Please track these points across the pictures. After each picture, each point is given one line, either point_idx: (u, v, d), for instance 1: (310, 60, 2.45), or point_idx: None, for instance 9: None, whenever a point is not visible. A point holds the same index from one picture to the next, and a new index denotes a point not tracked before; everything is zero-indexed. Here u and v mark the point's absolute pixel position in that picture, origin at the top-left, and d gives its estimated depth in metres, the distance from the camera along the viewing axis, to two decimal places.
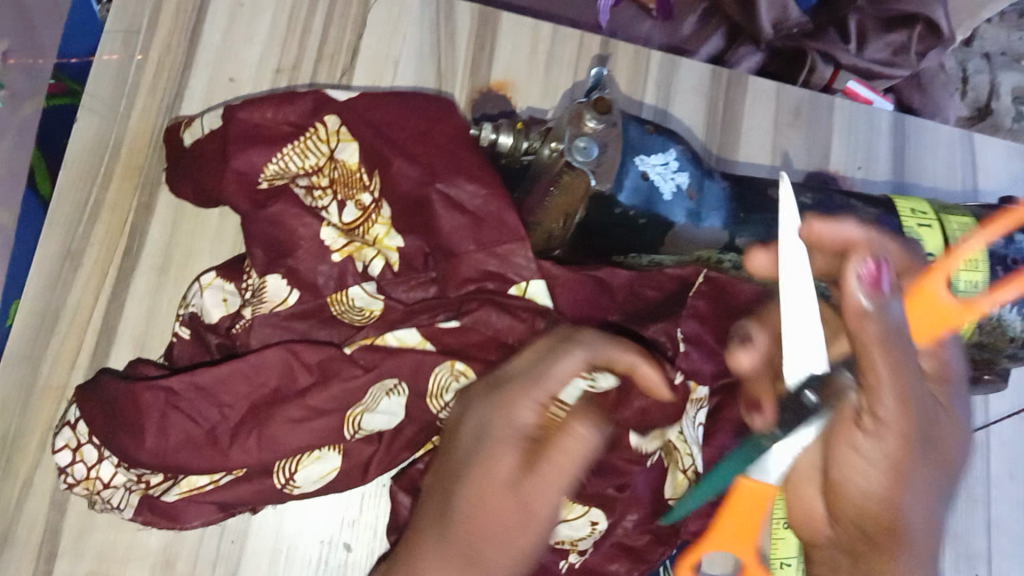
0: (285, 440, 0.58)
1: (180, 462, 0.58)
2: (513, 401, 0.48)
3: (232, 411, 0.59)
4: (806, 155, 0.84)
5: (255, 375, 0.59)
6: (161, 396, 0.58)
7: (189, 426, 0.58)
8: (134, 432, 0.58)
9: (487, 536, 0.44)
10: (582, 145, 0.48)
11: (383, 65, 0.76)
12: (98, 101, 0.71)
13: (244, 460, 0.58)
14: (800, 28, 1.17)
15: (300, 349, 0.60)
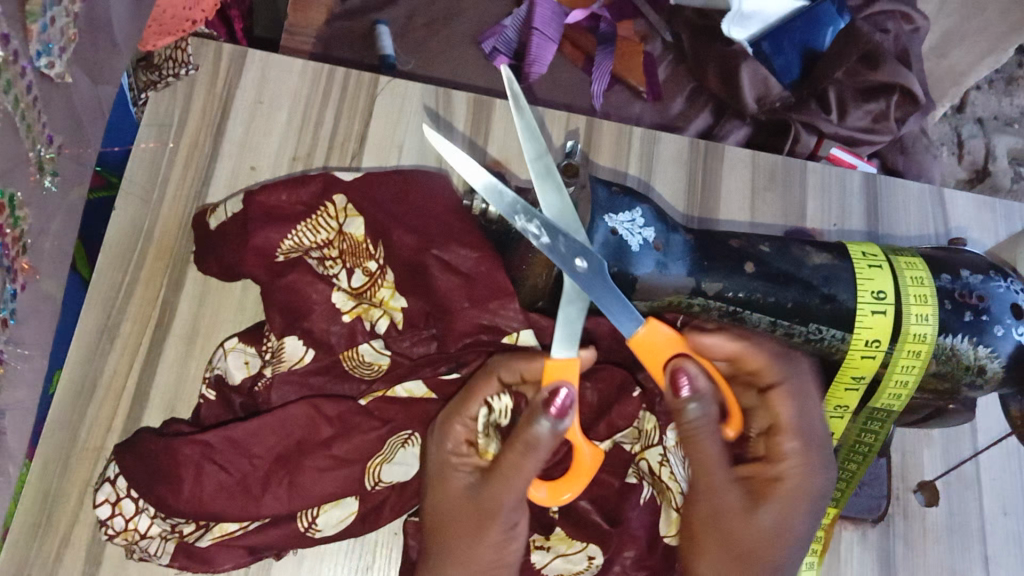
0: (311, 489, 0.66)
1: (217, 509, 0.64)
2: (447, 437, 0.61)
3: (260, 461, 0.66)
4: (782, 215, 0.91)
5: (282, 426, 0.66)
6: (199, 449, 0.64)
7: (222, 476, 0.64)
8: (172, 484, 0.63)
9: (459, 541, 0.58)
10: (553, 209, 0.57)
11: (388, 150, 0.84)
12: (133, 191, 0.79)
13: (276, 508, 0.65)
14: (783, 102, 1.25)
15: (322, 404, 0.67)
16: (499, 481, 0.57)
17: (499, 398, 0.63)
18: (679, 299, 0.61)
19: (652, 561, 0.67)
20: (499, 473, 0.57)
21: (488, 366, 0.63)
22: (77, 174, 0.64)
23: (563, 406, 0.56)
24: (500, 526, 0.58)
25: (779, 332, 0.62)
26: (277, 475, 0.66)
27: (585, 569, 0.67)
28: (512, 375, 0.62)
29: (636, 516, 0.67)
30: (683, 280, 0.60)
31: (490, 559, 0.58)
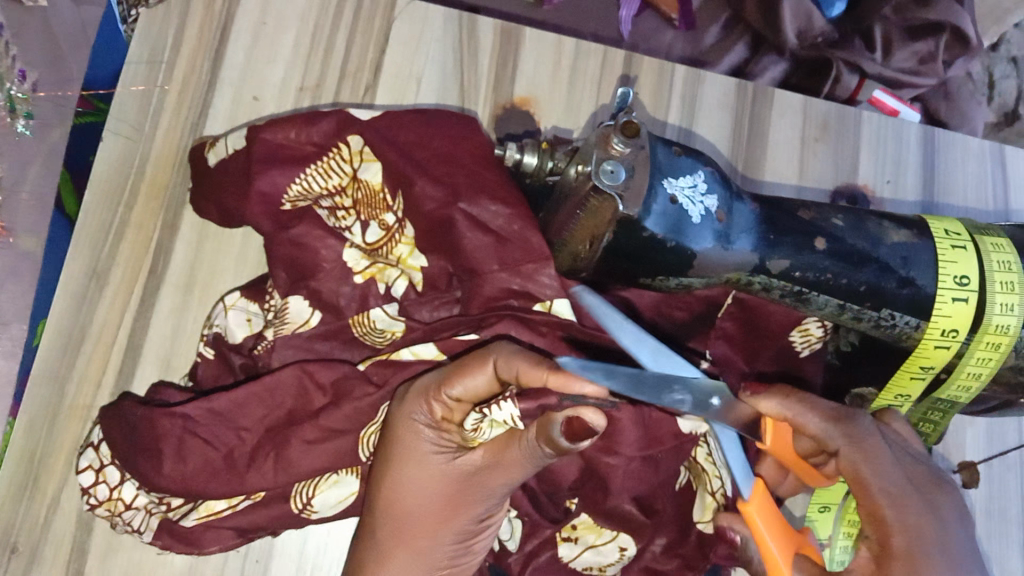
0: (299, 465, 0.58)
1: (201, 488, 0.58)
2: (422, 408, 0.55)
3: (249, 435, 0.59)
4: (834, 169, 0.82)
5: (271, 396, 0.60)
6: (179, 423, 0.58)
7: (206, 451, 0.58)
8: (152, 459, 0.58)
9: (424, 526, 0.55)
10: (609, 169, 0.47)
11: (405, 83, 0.75)
12: (122, 121, 0.71)
13: (260, 484, 0.58)
14: (825, 37, 1.16)
15: (314, 368, 0.60)
16: (495, 469, 0.55)
17: (500, 409, 0.55)
18: (739, 276, 0.55)
19: (684, 548, 0.63)
20: (488, 468, 0.55)
21: (487, 349, 0.55)
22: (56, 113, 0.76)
23: (579, 430, 0.51)
24: (473, 517, 0.56)
25: (847, 316, 0.57)
26: (263, 450, 0.59)
27: (616, 560, 0.62)
28: (506, 367, 0.53)
29: (669, 504, 0.62)
30: (748, 255, 0.53)
31: (453, 546, 0.56)
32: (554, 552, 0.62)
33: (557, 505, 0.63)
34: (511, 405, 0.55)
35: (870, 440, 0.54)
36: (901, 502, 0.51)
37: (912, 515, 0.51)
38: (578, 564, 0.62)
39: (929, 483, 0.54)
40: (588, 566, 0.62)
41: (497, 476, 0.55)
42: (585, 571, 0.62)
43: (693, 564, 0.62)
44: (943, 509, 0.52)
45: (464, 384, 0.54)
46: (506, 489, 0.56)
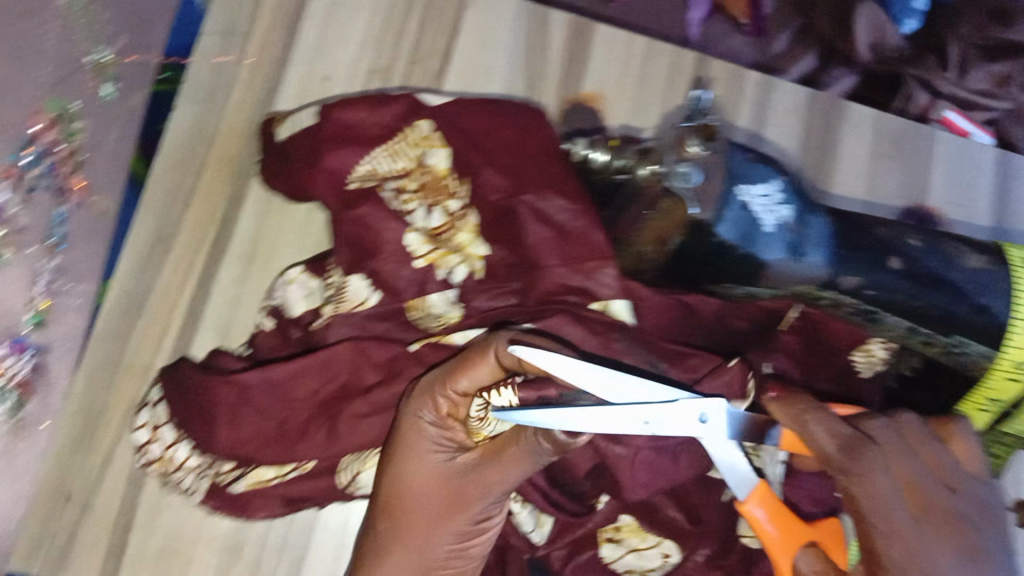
0: (348, 437, 0.60)
1: (254, 454, 0.60)
2: (427, 406, 0.56)
3: (301, 406, 0.60)
4: (904, 188, 0.80)
5: (326, 369, 0.59)
6: (234, 391, 0.58)
7: (260, 420, 0.59)
8: (207, 422, 0.59)
9: (422, 523, 0.56)
10: (682, 171, 0.47)
11: (475, 72, 0.75)
12: (196, 92, 0.72)
13: (311, 453, 0.60)
14: (900, 54, 1.10)
15: (368, 346, 0.60)
16: (490, 467, 0.56)
17: (499, 396, 0.56)
18: (809, 289, 0.54)
19: (727, 560, 0.62)
20: (483, 468, 0.56)
21: (487, 339, 0.55)
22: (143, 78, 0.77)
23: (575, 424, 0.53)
24: (471, 519, 0.56)
25: (916, 337, 0.56)
26: (317, 421, 0.60)
27: (658, 566, 0.62)
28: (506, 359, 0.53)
29: (718, 515, 0.61)
30: (820, 269, 0.52)
31: (451, 547, 0.56)
32: (595, 552, 0.62)
33: (583, 500, 0.62)
34: (509, 391, 0.55)
35: (864, 469, 0.48)
36: (894, 535, 0.47)
37: (905, 550, 0.47)
38: (621, 567, 0.62)
39: (933, 510, 0.49)
40: (630, 569, 0.62)
41: (491, 477, 0.56)
42: (626, 574, 0.62)
43: None
44: (946, 540, 0.48)
45: (464, 379, 0.55)
46: (504, 488, 0.56)
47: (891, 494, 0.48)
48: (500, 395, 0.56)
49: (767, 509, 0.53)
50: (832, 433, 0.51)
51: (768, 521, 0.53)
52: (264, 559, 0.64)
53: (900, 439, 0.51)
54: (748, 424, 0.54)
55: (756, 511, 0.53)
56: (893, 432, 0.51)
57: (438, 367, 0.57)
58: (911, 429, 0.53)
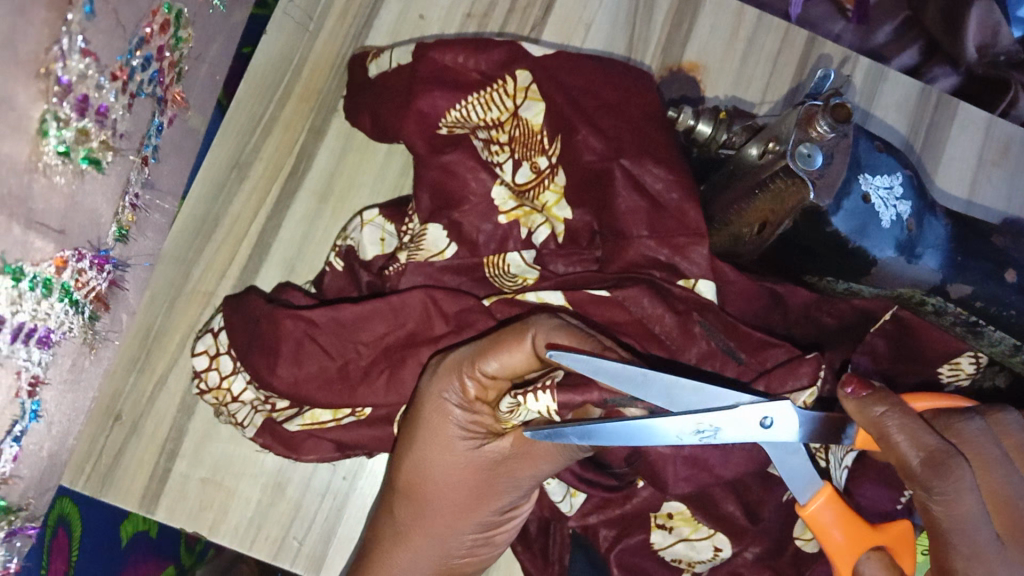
0: (409, 387, 0.57)
1: (311, 394, 0.57)
2: (452, 389, 0.54)
3: (366, 350, 0.58)
4: (1007, 198, 0.75)
5: (396, 314, 0.57)
6: (301, 326, 0.57)
7: (323, 360, 0.57)
8: (269, 355, 0.57)
9: (446, 510, 0.56)
10: (806, 152, 0.43)
11: (574, 26, 0.72)
12: (291, 12, 0.70)
13: (369, 401, 0.57)
14: (1008, 58, 1.00)
15: (441, 297, 0.57)
16: (520, 460, 0.55)
17: (535, 399, 0.49)
18: (913, 293, 0.51)
19: (778, 561, 0.60)
20: (511, 462, 0.55)
21: (525, 323, 0.51)
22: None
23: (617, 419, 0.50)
24: (495, 508, 0.56)
25: (1020, 357, 0.53)
26: (379, 365, 0.58)
27: (707, 559, 0.60)
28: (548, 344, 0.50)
29: (775, 515, 0.59)
30: (931, 274, 0.49)
31: (475, 535, 0.58)
32: (645, 537, 0.60)
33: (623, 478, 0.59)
34: (547, 398, 0.48)
35: (952, 489, 0.43)
36: (979, 558, 0.44)
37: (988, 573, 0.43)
38: (667, 555, 0.60)
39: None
40: (676, 558, 0.60)
41: (518, 472, 0.55)
42: (673, 562, 0.60)
43: None
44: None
45: (497, 364, 0.52)
46: (534, 481, 0.55)
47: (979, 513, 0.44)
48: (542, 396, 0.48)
49: (833, 513, 0.50)
50: (915, 440, 0.45)
51: (835, 526, 0.50)
52: (307, 499, 0.64)
53: (996, 447, 0.47)
54: (820, 425, 0.50)
55: (823, 515, 0.50)
56: (990, 439, 0.47)
57: (469, 345, 0.54)
58: (1007, 434, 0.49)
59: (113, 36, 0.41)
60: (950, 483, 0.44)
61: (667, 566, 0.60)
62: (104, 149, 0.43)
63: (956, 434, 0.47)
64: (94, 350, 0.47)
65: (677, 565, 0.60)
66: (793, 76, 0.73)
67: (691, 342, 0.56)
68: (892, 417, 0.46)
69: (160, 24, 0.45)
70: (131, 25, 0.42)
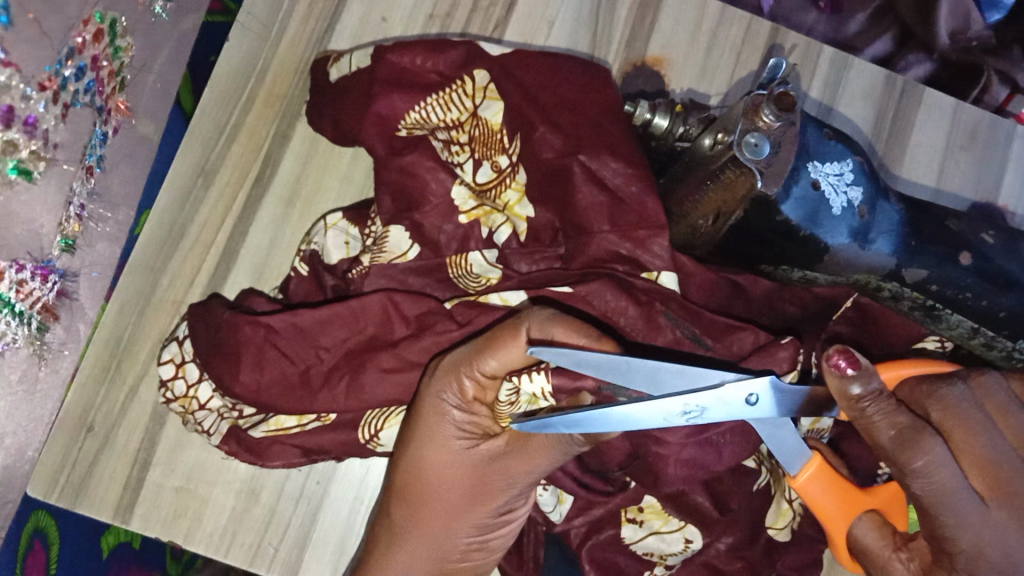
0: (369, 391, 0.56)
1: (273, 401, 0.58)
2: (450, 389, 0.53)
3: (328, 355, 0.58)
4: (975, 183, 0.74)
5: (356, 318, 0.57)
6: (260, 332, 0.57)
7: (284, 365, 0.57)
8: (229, 362, 0.57)
9: (442, 513, 0.55)
10: (752, 142, 0.43)
11: (537, 24, 0.72)
12: (253, 17, 0.70)
13: (330, 406, 0.57)
14: (979, 43, 0.99)
15: (400, 299, 0.57)
16: (516, 457, 0.53)
17: (530, 380, 0.51)
18: (869, 279, 0.51)
19: (751, 552, 0.60)
20: (506, 461, 0.54)
21: (518, 319, 0.51)
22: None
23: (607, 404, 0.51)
24: (490, 510, 0.55)
25: (978, 340, 0.54)
26: (340, 371, 0.57)
27: (678, 551, 0.60)
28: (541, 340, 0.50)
29: (746, 505, 0.60)
30: (885, 260, 0.50)
31: (470, 537, 0.56)
32: (617, 531, 0.60)
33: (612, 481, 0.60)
34: (541, 379, 0.51)
35: (924, 461, 0.43)
36: (968, 525, 0.43)
37: (976, 540, 0.43)
38: (639, 549, 0.60)
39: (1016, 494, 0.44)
40: (649, 551, 0.60)
41: (514, 471, 0.53)
42: (645, 556, 0.60)
43: (757, 569, 0.60)
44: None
45: (491, 363, 0.51)
46: (529, 478, 0.54)
47: (959, 481, 0.43)
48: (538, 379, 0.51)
49: (821, 488, 0.53)
50: (891, 419, 0.45)
51: (825, 501, 0.53)
52: (281, 505, 0.64)
53: (978, 411, 0.46)
54: (806, 401, 0.50)
55: (810, 492, 0.53)
56: (971, 404, 0.45)
57: (467, 342, 0.54)
58: (991, 397, 0.48)
59: (40, 53, 0.60)
60: (921, 458, 0.43)
61: (641, 560, 0.60)
62: (32, 160, 0.61)
63: (939, 402, 0.46)
64: (48, 359, 0.64)
65: (650, 559, 0.60)
66: (759, 64, 0.72)
67: (655, 333, 0.56)
68: (871, 399, 0.45)
69: (92, 35, 0.64)
70: (60, 40, 0.61)
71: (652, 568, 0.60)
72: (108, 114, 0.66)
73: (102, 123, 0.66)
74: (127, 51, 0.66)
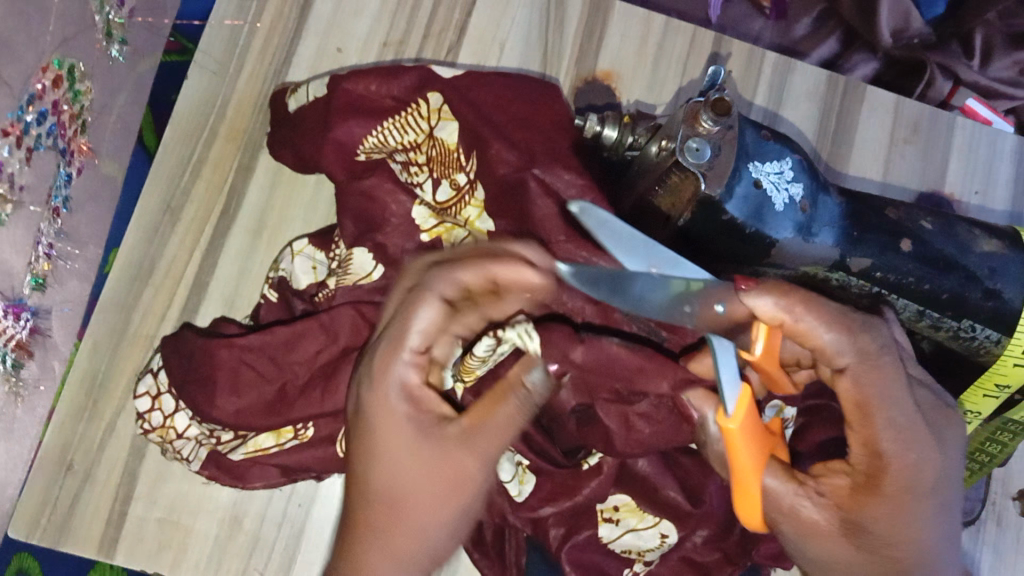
0: (346, 407, 0.58)
1: (252, 424, 0.58)
2: (390, 385, 0.45)
3: (302, 376, 0.59)
4: (921, 174, 0.77)
5: (327, 331, 0.59)
6: (235, 355, 0.59)
7: (260, 389, 0.58)
8: (205, 389, 0.58)
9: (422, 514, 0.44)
10: (694, 146, 0.46)
11: (488, 46, 0.74)
12: (210, 58, 0.72)
13: (309, 423, 0.58)
14: (921, 40, 1.00)
15: (369, 312, 0.59)
16: (483, 430, 0.45)
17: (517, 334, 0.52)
18: (816, 271, 0.54)
19: (726, 542, 0.62)
20: (478, 435, 0.45)
21: (419, 284, 0.47)
22: (150, 44, 0.79)
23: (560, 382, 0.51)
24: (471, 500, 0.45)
25: (925, 322, 0.56)
26: (316, 388, 0.59)
27: (655, 547, 0.62)
28: (451, 291, 0.47)
29: (716, 495, 0.62)
30: (710, 277, 0.45)
31: (447, 531, 0.45)
32: (594, 531, 0.61)
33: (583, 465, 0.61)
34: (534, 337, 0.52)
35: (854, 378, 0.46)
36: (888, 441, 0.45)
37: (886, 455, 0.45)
38: (616, 545, 0.62)
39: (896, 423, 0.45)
40: (627, 548, 0.62)
41: (489, 446, 0.45)
42: (623, 553, 0.62)
43: (732, 559, 0.62)
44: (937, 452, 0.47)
45: (415, 327, 0.45)
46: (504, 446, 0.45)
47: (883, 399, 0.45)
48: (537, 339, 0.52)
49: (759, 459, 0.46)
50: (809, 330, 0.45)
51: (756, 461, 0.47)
52: (264, 529, 0.65)
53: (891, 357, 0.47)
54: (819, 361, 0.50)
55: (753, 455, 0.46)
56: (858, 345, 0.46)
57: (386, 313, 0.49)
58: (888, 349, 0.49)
59: None
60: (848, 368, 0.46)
61: (619, 557, 0.62)
62: None
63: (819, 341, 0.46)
64: (24, 396, 0.68)
65: (628, 556, 0.62)
66: (704, 73, 0.75)
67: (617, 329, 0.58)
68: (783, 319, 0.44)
69: (50, 81, 0.67)
70: (20, 88, 0.63)
71: (631, 565, 0.62)
72: (71, 155, 0.71)
73: (65, 164, 0.70)
74: (85, 94, 0.71)
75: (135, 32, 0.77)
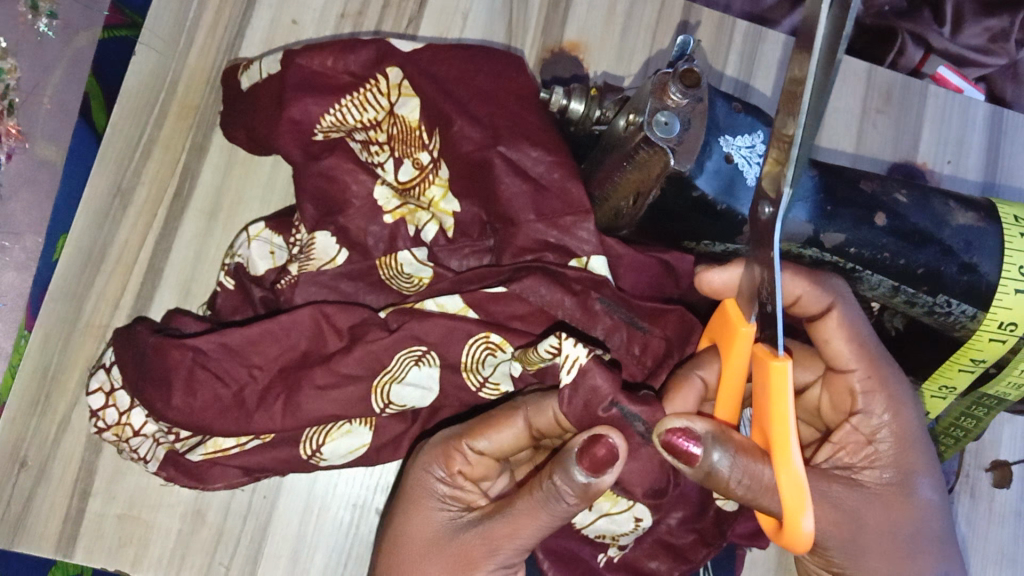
0: (307, 410, 0.55)
1: (208, 423, 0.56)
2: (439, 462, 0.52)
3: (260, 374, 0.56)
4: (893, 144, 0.75)
5: (286, 334, 0.56)
6: (189, 355, 0.56)
7: (217, 387, 0.56)
8: (161, 389, 0.56)
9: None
10: (663, 120, 0.43)
11: (451, 16, 0.71)
12: (156, 34, 0.68)
13: (267, 426, 0.55)
14: (893, 7, 0.98)
15: (331, 312, 0.56)
16: (503, 524, 0.48)
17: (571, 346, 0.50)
18: (790, 248, 0.53)
19: (702, 524, 0.60)
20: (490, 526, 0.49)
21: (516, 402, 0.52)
22: (85, 19, 0.83)
23: (602, 459, 0.45)
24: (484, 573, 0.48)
25: (900, 298, 0.55)
26: (276, 390, 0.56)
27: (629, 530, 0.60)
28: (542, 416, 0.50)
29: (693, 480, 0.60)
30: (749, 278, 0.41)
31: None
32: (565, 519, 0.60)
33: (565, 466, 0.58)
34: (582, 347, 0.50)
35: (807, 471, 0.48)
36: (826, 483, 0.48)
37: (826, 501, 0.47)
38: (592, 530, 0.60)
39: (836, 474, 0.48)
40: (600, 533, 0.60)
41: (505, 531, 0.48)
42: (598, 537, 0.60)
43: (708, 540, 0.61)
44: (884, 467, 0.49)
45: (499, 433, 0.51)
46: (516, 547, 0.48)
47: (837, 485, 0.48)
48: (574, 376, 0.50)
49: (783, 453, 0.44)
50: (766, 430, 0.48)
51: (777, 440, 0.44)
52: (229, 524, 0.63)
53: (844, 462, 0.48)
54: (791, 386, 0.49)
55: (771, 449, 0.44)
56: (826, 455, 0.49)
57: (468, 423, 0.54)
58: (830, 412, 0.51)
59: None
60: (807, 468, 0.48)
61: (593, 542, 0.61)
62: None
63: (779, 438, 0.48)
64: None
65: (602, 540, 0.61)
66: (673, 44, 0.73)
67: (594, 322, 0.55)
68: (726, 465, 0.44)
69: None
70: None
71: (606, 548, 0.61)
72: None
73: None
74: (9, 73, 0.82)
75: (69, 8, 0.83)
